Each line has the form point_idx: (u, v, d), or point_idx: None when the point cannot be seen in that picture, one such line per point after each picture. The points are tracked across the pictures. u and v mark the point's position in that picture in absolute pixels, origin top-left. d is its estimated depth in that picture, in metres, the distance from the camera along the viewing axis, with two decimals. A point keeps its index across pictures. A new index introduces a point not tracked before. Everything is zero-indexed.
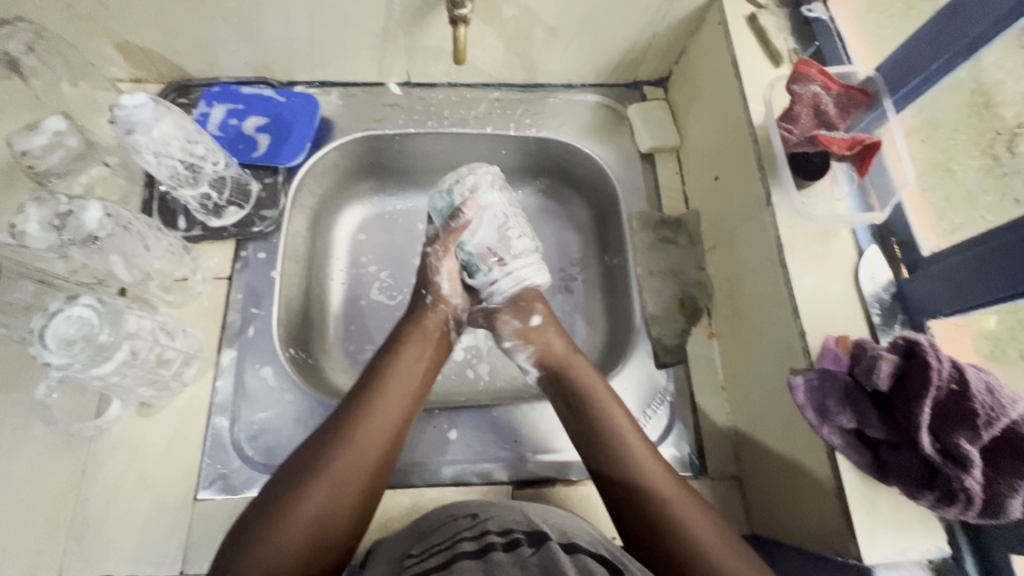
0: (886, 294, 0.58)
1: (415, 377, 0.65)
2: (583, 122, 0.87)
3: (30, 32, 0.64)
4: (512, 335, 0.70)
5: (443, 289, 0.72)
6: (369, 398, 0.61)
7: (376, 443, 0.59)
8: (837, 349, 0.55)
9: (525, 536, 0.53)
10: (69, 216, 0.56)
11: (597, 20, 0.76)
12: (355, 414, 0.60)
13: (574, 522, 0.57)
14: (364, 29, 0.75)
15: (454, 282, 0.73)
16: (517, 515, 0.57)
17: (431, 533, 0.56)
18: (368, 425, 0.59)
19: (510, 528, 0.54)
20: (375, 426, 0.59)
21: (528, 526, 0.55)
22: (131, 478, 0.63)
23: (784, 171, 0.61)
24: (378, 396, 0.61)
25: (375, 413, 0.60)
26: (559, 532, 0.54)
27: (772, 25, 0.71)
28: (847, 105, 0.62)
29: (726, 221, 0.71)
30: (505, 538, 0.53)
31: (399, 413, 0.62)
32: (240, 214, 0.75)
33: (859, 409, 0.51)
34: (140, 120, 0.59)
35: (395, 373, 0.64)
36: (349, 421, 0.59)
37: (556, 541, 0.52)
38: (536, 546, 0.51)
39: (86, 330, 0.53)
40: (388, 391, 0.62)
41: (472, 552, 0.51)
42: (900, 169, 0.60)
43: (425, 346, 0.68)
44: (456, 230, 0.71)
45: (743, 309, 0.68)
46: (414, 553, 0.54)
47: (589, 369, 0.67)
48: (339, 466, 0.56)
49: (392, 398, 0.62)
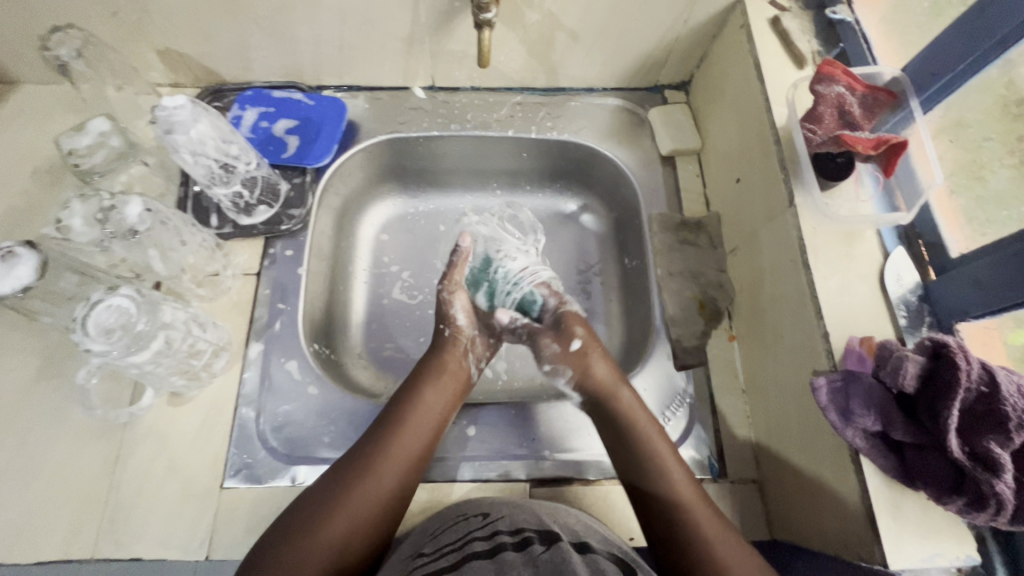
0: (912, 296, 0.57)
1: (435, 412, 0.64)
2: (604, 126, 0.88)
3: (79, 38, 0.70)
4: (552, 358, 0.68)
5: (459, 322, 0.72)
6: (392, 431, 0.61)
7: (396, 475, 0.58)
8: (862, 350, 0.54)
9: (536, 535, 0.53)
10: (112, 210, 0.59)
11: (620, 24, 0.77)
12: (379, 444, 0.60)
13: (587, 522, 0.57)
14: (392, 34, 0.78)
15: (469, 313, 0.73)
16: (527, 514, 0.57)
17: (444, 532, 0.57)
18: (389, 459, 0.59)
19: (521, 528, 0.55)
20: (396, 460, 0.59)
21: (539, 526, 0.55)
22: (160, 464, 0.65)
23: (807, 172, 0.60)
24: (400, 430, 0.61)
25: (398, 439, 0.60)
26: (569, 532, 0.55)
27: (796, 27, 0.71)
28: (873, 106, 0.60)
29: (748, 224, 0.71)
30: (515, 537, 0.53)
31: (418, 447, 0.61)
32: (270, 212, 0.78)
33: (884, 410, 0.51)
34: (179, 121, 0.62)
35: (416, 406, 0.63)
36: (372, 452, 0.59)
37: (568, 540, 0.53)
38: (547, 544, 0.51)
39: (124, 318, 0.56)
40: (414, 418, 0.62)
41: (484, 552, 0.51)
42: (928, 169, 0.58)
43: (450, 375, 0.67)
44: (458, 264, 0.74)
45: (764, 311, 0.67)
46: (425, 553, 0.54)
47: (636, 403, 0.64)
48: (357, 499, 0.56)
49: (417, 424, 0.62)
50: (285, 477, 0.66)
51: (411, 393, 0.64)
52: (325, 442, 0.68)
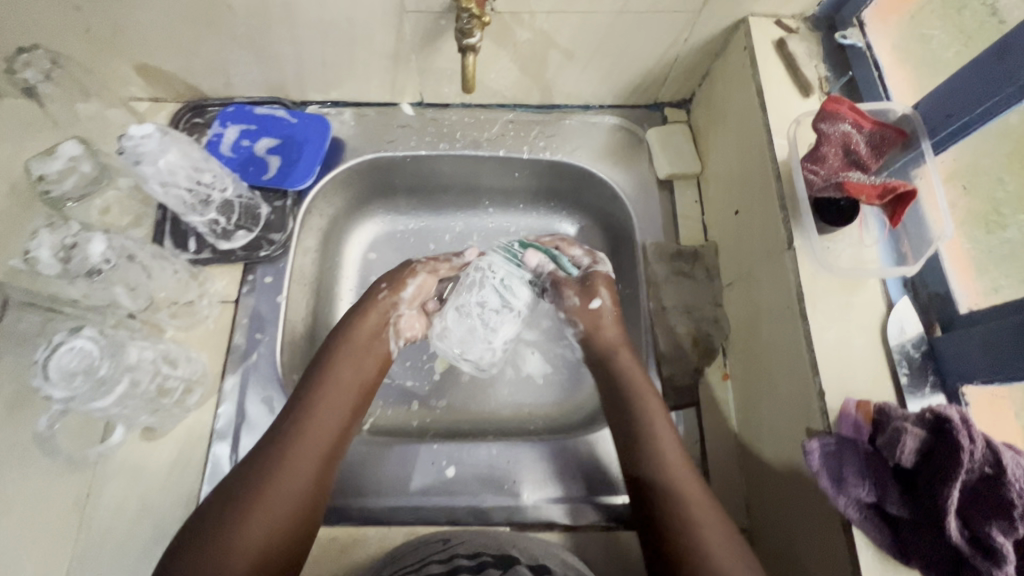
0: (916, 352, 0.54)
1: (348, 389, 0.63)
2: (599, 146, 0.84)
3: (48, 59, 0.65)
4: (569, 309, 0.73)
5: (404, 294, 0.73)
6: (300, 413, 0.59)
7: (310, 454, 0.56)
8: (857, 415, 0.50)
9: (492, 560, 0.54)
10: (74, 249, 0.57)
11: (616, 42, 0.73)
12: (290, 429, 0.57)
13: (546, 546, 0.57)
14: (376, 52, 0.74)
15: (416, 292, 0.74)
16: (486, 538, 0.57)
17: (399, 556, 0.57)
18: (301, 439, 0.57)
19: (479, 551, 0.55)
20: (308, 439, 0.57)
21: (497, 550, 0.55)
22: (133, 502, 0.64)
23: (807, 215, 0.57)
24: (311, 411, 0.59)
25: (316, 415, 0.59)
26: (528, 555, 0.54)
27: (803, 51, 0.66)
28: (880, 145, 0.56)
29: (745, 260, 0.68)
30: (472, 561, 0.53)
31: (332, 427, 0.59)
32: (249, 237, 0.75)
33: (879, 482, 0.47)
34: (147, 151, 0.59)
35: (329, 385, 0.62)
36: (283, 438, 0.56)
37: (525, 564, 0.53)
38: (503, 568, 0.52)
39: (87, 362, 0.53)
40: (329, 392, 0.61)
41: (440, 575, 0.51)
42: (938, 217, 0.54)
43: (362, 351, 0.67)
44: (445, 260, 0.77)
45: (759, 355, 0.64)
46: None
47: (633, 364, 0.67)
48: (272, 488, 0.53)
49: (333, 395, 0.61)
50: None
51: (321, 370, 0.63)
52: None
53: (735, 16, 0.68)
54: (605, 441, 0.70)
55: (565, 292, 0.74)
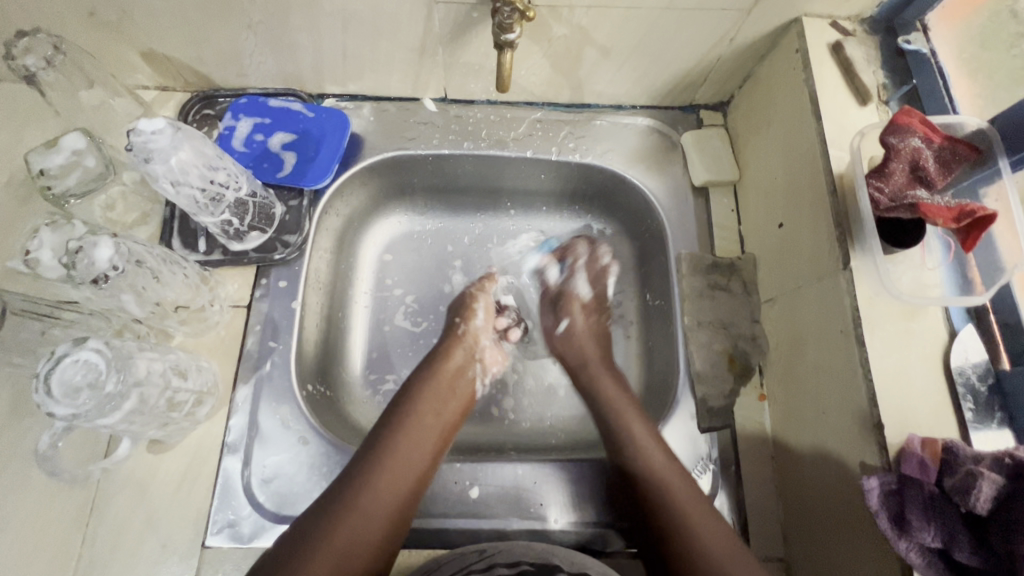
0: (981, 385, 0.50)
1: (433, 432, 0.63)
2: (631, 149, 0.80)
3: (49, 44, 0.61)
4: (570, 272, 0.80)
5: (476, 321, 0.74)
6: (385, 451, 0.59)
7: (390, 495, 0.56)
8: (923, 453, 0.47)
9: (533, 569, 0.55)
10: (78, 253, 0.51)
11: (657, 41, 0.68)
12: (373, 466, 0.57)
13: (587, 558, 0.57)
14: (401, 44, 0.69)
15: (487, 316, 0.75)
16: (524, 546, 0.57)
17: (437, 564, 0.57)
18: (382, 478, 0.56)
19: (518, 560, 0.56)
20: (389, 481, 0.57)
21: (536, 558, 0.56)
22: (139, 519, 0.61)
23: (870, 235, 0.53)
24: (396, 450, 0.59)
25: (393, 451, 0.59)
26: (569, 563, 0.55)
27: (861, 56, 0.62)
28: (951, 160, 0.51)
29: (789, 276, 0.64)
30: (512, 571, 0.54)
31: (416, 470, 0.59)
32: (263, 238, 0.71)
33: (946, 527, 0.44)
34: (157, 148, 0.55)
35: (417, 425, 0.62)
36: (365, 474, 0.56)
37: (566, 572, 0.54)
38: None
39: (92, 376, 0.50)
40: (410, 429, 0.61)
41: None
42: (1013, 245, 0.50)
43: (449, 391, 0.67)
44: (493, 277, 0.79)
45: (803, 378, 0.60)
46: None
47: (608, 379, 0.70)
48: (352, 525, 0.53)
49: (414, 432, 0.61)
50: (271, 537, 0.61)
51: (409, 409, 0.63)
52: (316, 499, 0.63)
53: (788, 15, 0.64)
54: None
55: (579, 252, 0.81)
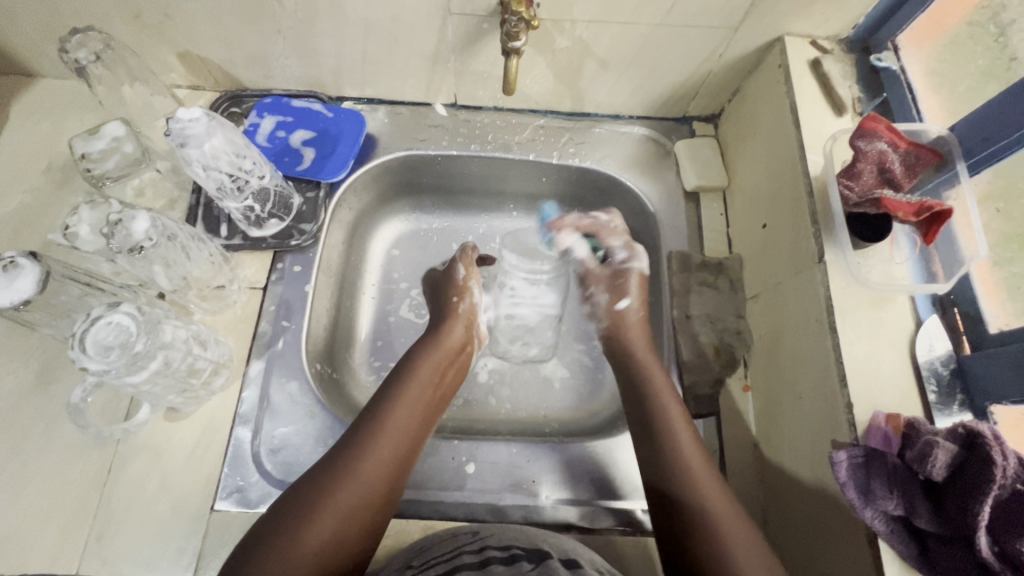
0: (944, 369, 0.55)
1: (426, 403, 0.65)
2: (627, 155, 0.85)
3: (99, 41, 0.69)
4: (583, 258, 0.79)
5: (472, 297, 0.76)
6: (377, 420, 0.61)
7: (385, 466, 0.58)
8: (887, 428, 0.51)
9: (524, 553, 0.55)
10: (119, 225, 0.58)
11: (652, 55, 0.74)
12: (367, 436, 0.59)
13: (577, 543, 0.58)
14: (416, 52, 0.76)
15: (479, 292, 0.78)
16: (516, 533, 0.59)
17: (432, 546, 0.58)
18: (377, 450, 0.58)
19: (511, 544, 0.57)
20: (382, 452, 0.59)
21: (527, 543, 0.57)
22: (152, 482, 0.64)
23: (840, 231, 0.58)
24: (388, 421, 0.61)
25: (389, 421, 0.61)
26: (559, 550, 0.56)
27: (837, 72, 0.68)
28: (915, 165, 0.57)
29: (772, 272, 0.68)
30: (504, 553, 0.55)
31: (409, 441, 0.61)
32: (280, 226, 0.76)
33: (906, 494, 0.48)
34: (193, 134, 0.61)
35: (409, 398, 0.64)
36: (361, 443, 0.58)
37: (557, 557, 0.55)
38: (536, 562, 0.53)
39: (123, 337, 0.54)
40: (404, 401, 0.63)
41: (473, 565, 0.54)
42: (971, 239, 0.56)
43: (444, 370, 0.69)
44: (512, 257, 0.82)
45: (782, 368, 0.64)
46: (413, 564, 0.56)
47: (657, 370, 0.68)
48: (347, 494, 0.55)
49: (411, 405, 0.63)
50: None
51: (402, 384, 0.65)
52: None
53: (772, 35, 0.70)
54: (623, 447, 0.70)
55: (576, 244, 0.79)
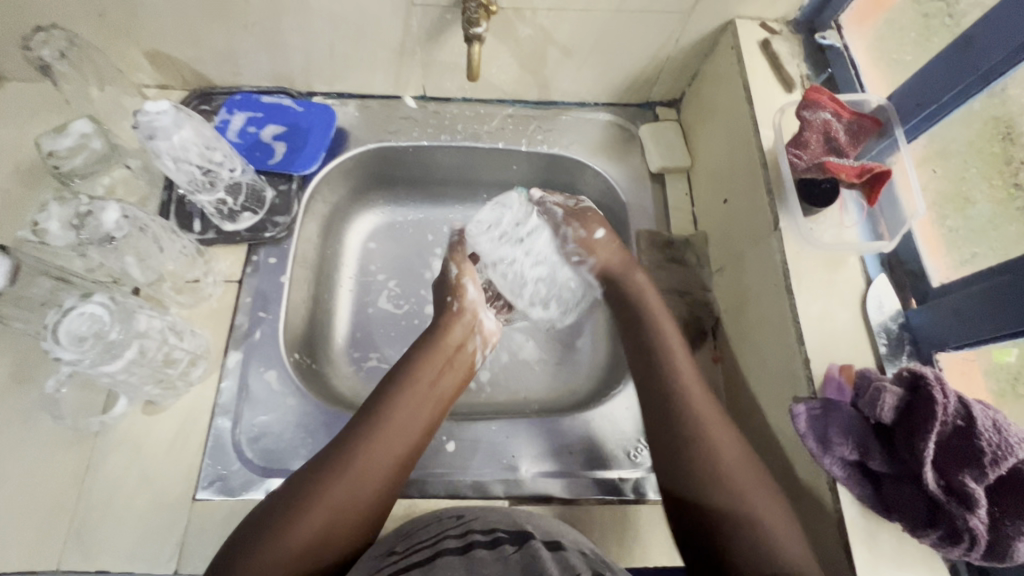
0: (893, 323, 0.58)
1: (430, 401, 0.65)
2: (595, 140, 0.87)
3: (63, 39, 0.69)
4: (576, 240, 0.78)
5: (468, 297, 0.77)
6: (378, 418, 0.61)
7: (382, 465, 0.59)
8: (840, 378, 0.54)
9: (508, 535, 0.55)
10: (88, 216, 0.59)
11: (612, 40, 0.77)
12: (366, 433, 0.60)
13: (560, 525, 0.59)
14: (382, 44, 0.77)
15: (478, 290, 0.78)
16: (499, 515, 0.59)
17: (416, 531, 0.58)
18: (374, 450, 0.59)
19: (494, 527, 0.56)
20: (380, 452, 0.59)
21: (512, 526, 0.57)
22: (132, 475, 0.64)
23: (792, 197, 0.61)
24: (388, 419, 0.61)
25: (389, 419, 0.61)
26: (543, 532, 0.56)
27: (785, 51, 0.71)
28: (858, 133, 0.62)
29: (733, 244, 0.71)
30: (487, 536, 0.55)
31: (409, 440, 0.62)
32: (254, 219, 0.76)
33: (861, 440, 0.50)
34: (161, 126, 0.62)
35: (410, 395, 0.64)
36: (359, 441, 0.59)
37: (540, 539, 0.54)
38: (519, 544, 0.53)
39: (97, 327, 0.55)
40: (407, 399, 0.64)
41: (456, 549, 0.53)
42: (911, 199, 0.59)
43: (448, 368, 0.69)
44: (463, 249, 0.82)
45: (747, 335, 0.67)
46: (398, 550, 0.55)
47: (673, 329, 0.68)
48: (340, 492, 0.56)
49: (413, 405, 0.64)
50: (257, 491, 0.64)
51: (405, 380, 0.66)
52: (301, 455, 0.67)
53: (724, 18, 0.73)
54: (600, 419, 0.72)
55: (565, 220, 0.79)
